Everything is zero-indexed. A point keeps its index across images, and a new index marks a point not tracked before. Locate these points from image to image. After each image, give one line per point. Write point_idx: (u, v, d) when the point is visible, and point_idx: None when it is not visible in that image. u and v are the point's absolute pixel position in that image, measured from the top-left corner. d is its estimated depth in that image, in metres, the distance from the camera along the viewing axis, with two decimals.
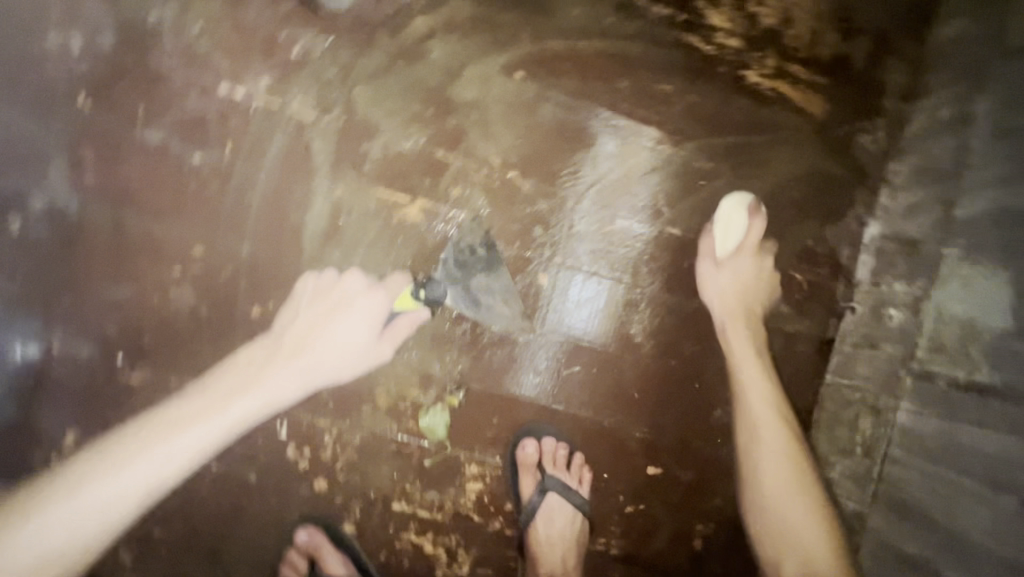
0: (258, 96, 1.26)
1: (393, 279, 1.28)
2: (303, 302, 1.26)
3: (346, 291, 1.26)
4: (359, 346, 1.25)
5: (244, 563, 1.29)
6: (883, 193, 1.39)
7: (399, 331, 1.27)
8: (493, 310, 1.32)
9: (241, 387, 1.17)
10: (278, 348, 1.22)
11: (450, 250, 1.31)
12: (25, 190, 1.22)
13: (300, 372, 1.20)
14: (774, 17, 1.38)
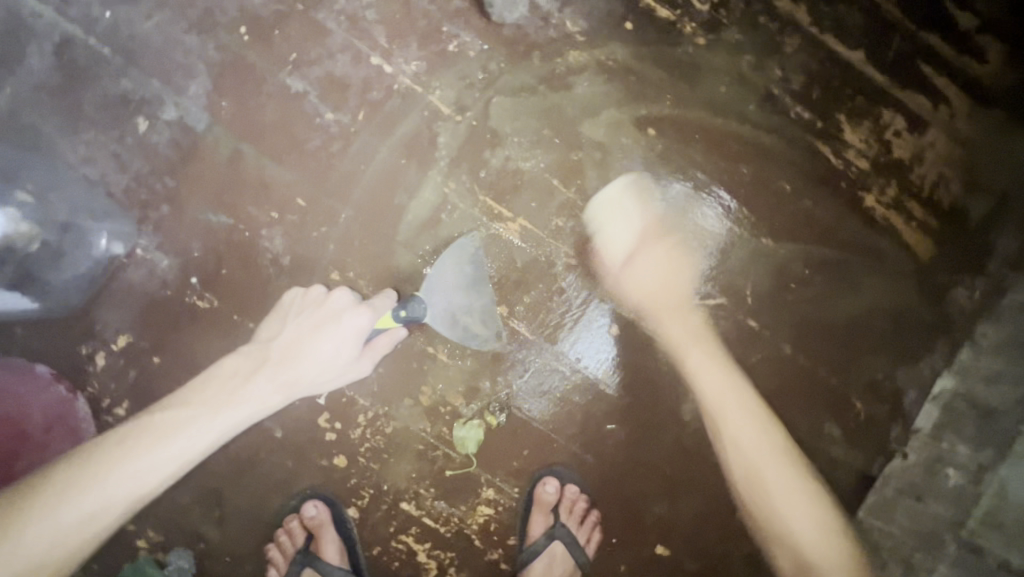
0: (403, 77, 1.29)
1: (380, 300, 1.21)
2: (292, 312, 1.24)
3: (333, 305, 1.22)
4: (340, 362, 1.20)
5: (241, 515, 1.27)
6: (965, 351, 1.37)
7: (378, 347, 1.21)
8: (469, 330, 1.28)
9: (227, 398, 1.16)
10: (262, 358, 1.20)
11: (433, 270, 1.27)
12: (163, 98, 1.26)
13: (282, 385, 1.19)
14: (907, 150, 1.38)
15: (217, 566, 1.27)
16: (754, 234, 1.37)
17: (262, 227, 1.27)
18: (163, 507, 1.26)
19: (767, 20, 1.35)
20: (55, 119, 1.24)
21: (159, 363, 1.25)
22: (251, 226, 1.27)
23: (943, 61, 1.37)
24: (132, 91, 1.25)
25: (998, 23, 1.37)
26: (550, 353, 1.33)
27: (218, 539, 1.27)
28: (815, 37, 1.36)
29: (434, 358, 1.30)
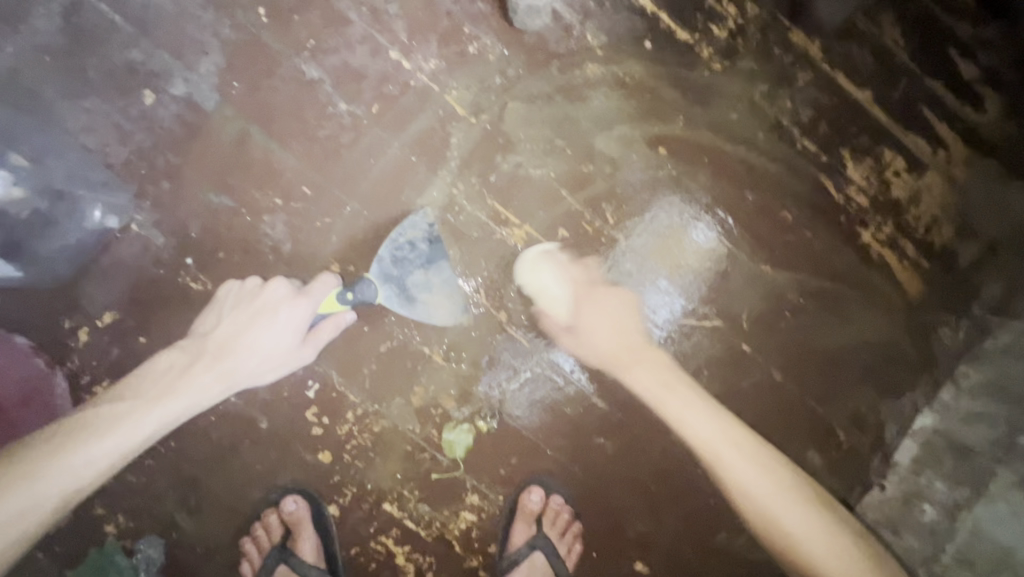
0: (421, 74, 1.29)
1: (317, 284, 1.23)
2: (228, 305, 1.23)
3: (269, 298, 1.23)
4: (281, 351, 1.23)
5: (217, 506, 1.24)
6: (946, 390, 1.40)
7: (323, 335, 1.23)
8: (428, 306, 1.27)
9: (162, 391, 1.20)
10: (199, 352, 1.22)
11: (385, 248, 1.25)
12: (172, 71, 1.23)
13: (222, 377, 1.22)
14: (904, 190, 1.42)
15: (187, 557, 1.23)
16: (753, 259, 1.39)
17: (264, 213, 1.25)
18: (135, 492, 1.22)
19: (781, 52, 1.38)
20: (55, 82, 1.20)
21: (144, 343, 1.21)
22: (252, 210, 1.24)
23: (945, 108, 1.41)
24: (140, 61, 1.22)
25: (1002, 75, 1.41)
26: (544, 362, 1.32)
27: (190, 529, 1.23)
28: (826, 73, 1.39)
29: (429, 359, 1.29)
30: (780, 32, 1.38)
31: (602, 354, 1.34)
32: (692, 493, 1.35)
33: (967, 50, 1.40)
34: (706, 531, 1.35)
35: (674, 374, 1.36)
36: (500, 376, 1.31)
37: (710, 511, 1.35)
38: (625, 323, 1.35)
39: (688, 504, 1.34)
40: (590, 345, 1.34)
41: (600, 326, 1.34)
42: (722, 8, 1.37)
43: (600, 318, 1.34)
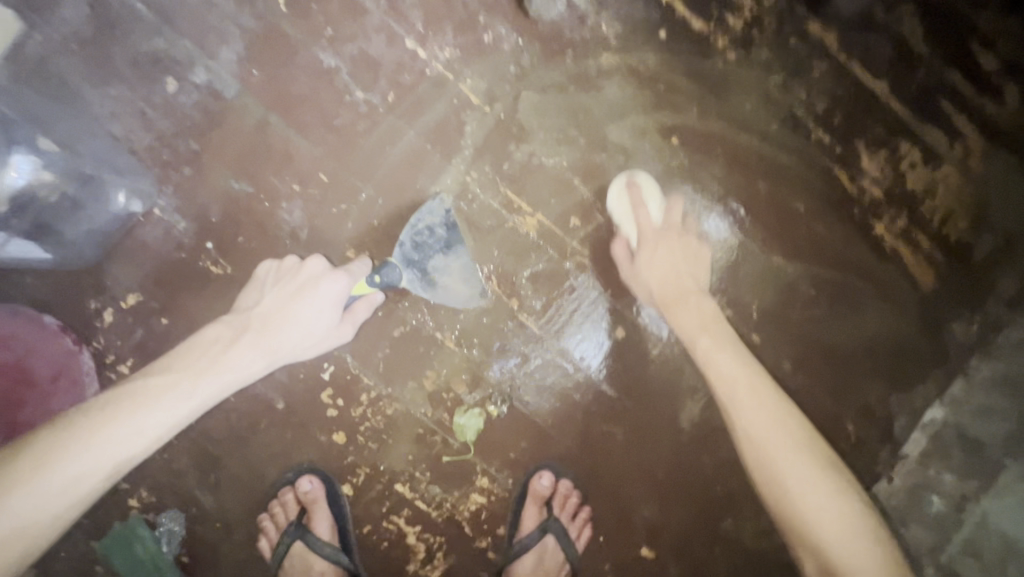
0: (436, 63, 1.30)
1: (356, 264, 1.22)
2: (268, 283, 1.21)
3: (310, 274, 1.20)
4: (321, 329, 1.18)
5: (235, 483, 1.28)
6: (957, 382, 1.39)
7: (358, 313, 1.22)
8: (449, 290, 1.28)
9: (208, 364, 1.10)
10: (244, 327, 1.15)
11: (406, 234, 1.27)
12: (194, 59, 1.25)
13: (266, 351, 1.15)
14: (919, 183, 1.41)
15: (207, 531, 1.27)
16: (766, 252, 1.40)
17: (282, 199, 1.27)
18: (158, 468, 1.26)
19: (797, 43, 1.38)
20: (83, 70, 1.24)
21: (166, 324, 1.25)
22: (271, 196, 1.27)
23: (963, 100, 1.40)
24: (164, 50, 1.25)
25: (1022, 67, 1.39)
26: (554, 349, 1.34)
27: (209, 505, 1.27)
28: (842, 64, 1.39)
29: (441, 344, 1.31)
30: (796, 22, 1.37)
31: (658, 287, 1.27)
32: (698, 484, 1.36)
33: (986, 41, 1.39)
34: (712, 521, 1.37)
35: (683, 364, 1.36)
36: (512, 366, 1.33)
37: (713, 499, 1.37)
38: (682, 265, 1.30)
39: (694, 494, 1.36)
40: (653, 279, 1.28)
41: (663, 262, 1.29)
42: None
43: (665, 253, 1.30)
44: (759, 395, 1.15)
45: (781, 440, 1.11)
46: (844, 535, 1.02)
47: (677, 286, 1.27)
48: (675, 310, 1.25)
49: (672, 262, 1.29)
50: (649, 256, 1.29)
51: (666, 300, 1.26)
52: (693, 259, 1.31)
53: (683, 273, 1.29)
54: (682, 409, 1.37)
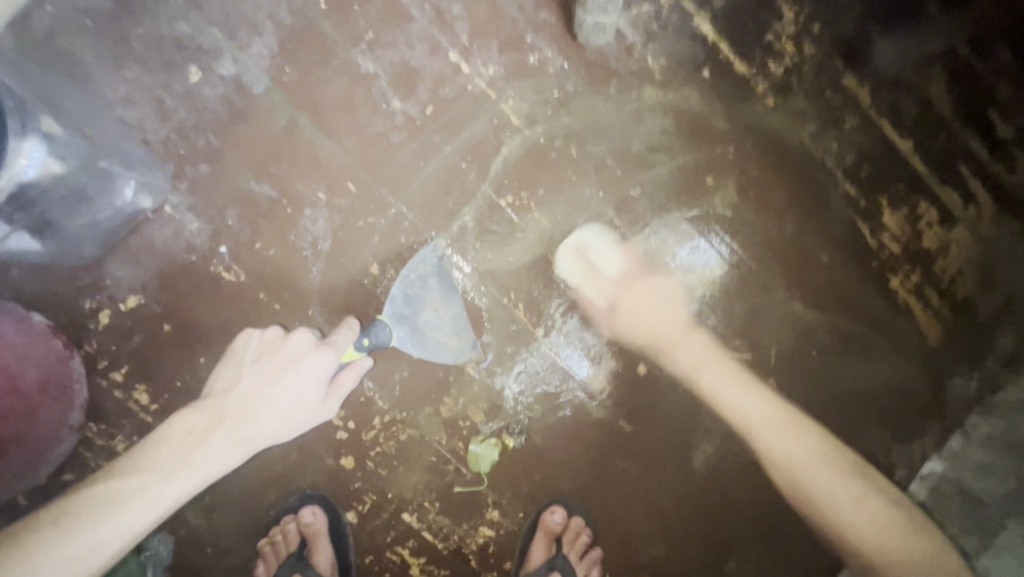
0: (478, 79, 1.26)
1: (340, 334, 1.14)
2: (247, 360, 1.13)
3: (292, 350, 1.12)
4: (304, 407, 1.11)
5: (232, 505, 1.21)
6: (955, 438, 1.42)
7: (345, 383, 1.14)
8: (441, 345, 1.22)
9: (175, 462, 1.03)
10: (218, 418, 1.08)
11: (397, 286, 1.21)
12: (222, 50, 1.18)
13: (242, 442, 1.08)
14: (934, 242, 1.43)
15: (196, 555, 1.20)
16: (787, 297, 1.40)
17: (306, 206, 1.21)
18: None
19: (832, 94, 1.39)
20: (97, 49, 1.15)
21: (168, 331, 1.17)
22: (294, 203, 1.20)
23: (980, 165, 1.44)
24: (190, 36, 1.17)
25: None
26: (574, 381, 1.31)
27: (201, 526, 1.20)
28: (872, 120, 1.41)
29: (461, 370, 1.26)
30: (833, 74, 1.39)
31: (634, 326, 1.32)
32: (706, 523, 1.33)
33: (1005, 111, 1.43)
34: (715, 560, 1.34)
35: (700, 405, 1.34)
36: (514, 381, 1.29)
37: (720, 539, 1.34)
38: (675, 264, 1.34)
39: (700, 533, 1.33)
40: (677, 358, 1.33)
41: (640, 306, 1.33)
42: (781, 44, 1.37)
43: (633, 301, 1.32)
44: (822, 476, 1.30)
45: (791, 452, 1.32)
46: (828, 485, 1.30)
47: (656, 330, 1.33)
48: (654, 351, 1.33)
49: (644, 305, 1.33)
50: (626, 303, 1.32)
51: (640, 342, 1.32)
52: (666, 295, 1.34)
53: (658, 311, 1.33)
54: (696, 449, 1.33)
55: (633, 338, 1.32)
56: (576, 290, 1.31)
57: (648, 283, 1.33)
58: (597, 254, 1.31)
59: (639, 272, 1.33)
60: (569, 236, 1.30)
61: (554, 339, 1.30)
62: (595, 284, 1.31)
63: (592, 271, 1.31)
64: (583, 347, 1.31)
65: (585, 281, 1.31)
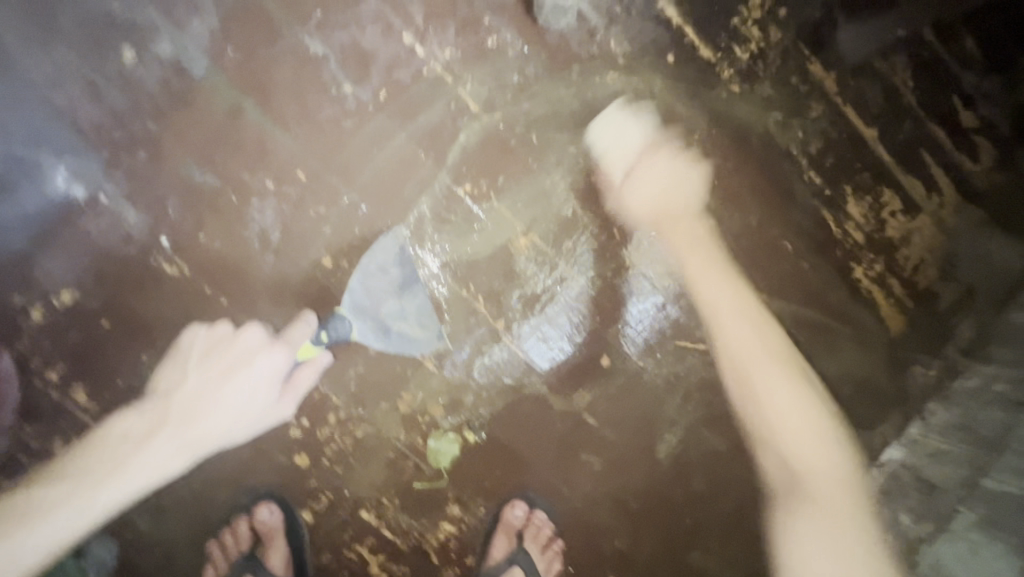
0: (434, 62, 1.21)
1: (294, 330, 1.14)
2: (191, 360, 1.12)
3: (242, 348, 1.13)
4: (256, 407, 1.13)
5: (181, 505, 1.17)
6: (913, 426, 1.45)
7: (300, 381, 1.15)
8: (406, 335, 1.21)
9: (112, 467, 1.05)
10: (161, 419, 1.09)
11: (356, 278, 1.18)
12: (158, 29, 1.11)
13: (186, 445, 1.09)
14: (897, 232, 1.43)
15: (143, 558, 1.16)
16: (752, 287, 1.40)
17: (253, 196, 1.15)
18: None
19: (798, 81, 1.37)
20: (19, 27, 1.07)
21: (106, 328, 1.11)
22: (240, 192, 1.15)
23: (943, 154, 1.43)
24: (121, 14, 1.10)
25: (997, 127, 1.44)
26: (536, 374, 1.29)
27: (148, 529, 1.16)
28: (837, 108, 1.39)
29: (420, 364, 1.23)
30: (799, 60, 1.37)
31: (647, 210, 1.31)
32: (669, 514, 1.32)
33: (969, 99, 1.42)
34: (679, 552, 1.33)
35: (664, 397, 1.32)
36: (477, 376, 1.26)
37: (684, 532, 1.33)
38: (674, 182, 1.32)
39: (664, 525, 1.32)
40: (726, 341, 1.27)
41: (655, 185, 1.31)
42: (747, 28, 1.34)
43: (654, 183, 1.31)
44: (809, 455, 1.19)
45: (795, 418, 1.20)
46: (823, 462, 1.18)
47: (671, 208, 1.31)
48: (668, 234, 1.31)
49: (661, 185, 1.31)
50: (637, 185, 1.30)
51: (657, 219, 1.31)
52: (683, 173, 1.34)
53: (681, 192, 1.33)
54: (659, 440, 1.32)
55: (645, 219, 1.31)
56: (600, 165, 1.29)
57: (669, 160, 1.33)
58: (615, 131, 1.29)
59: (657, 149, 1.32)
60: (590, 126, 1.28)
61: (516, 330, 1.27)
62: (619, 154, 1.29)
63: (603, 163, 1.29)
64: (546, 339, 1.29)
65: (609, 150, 1.29)
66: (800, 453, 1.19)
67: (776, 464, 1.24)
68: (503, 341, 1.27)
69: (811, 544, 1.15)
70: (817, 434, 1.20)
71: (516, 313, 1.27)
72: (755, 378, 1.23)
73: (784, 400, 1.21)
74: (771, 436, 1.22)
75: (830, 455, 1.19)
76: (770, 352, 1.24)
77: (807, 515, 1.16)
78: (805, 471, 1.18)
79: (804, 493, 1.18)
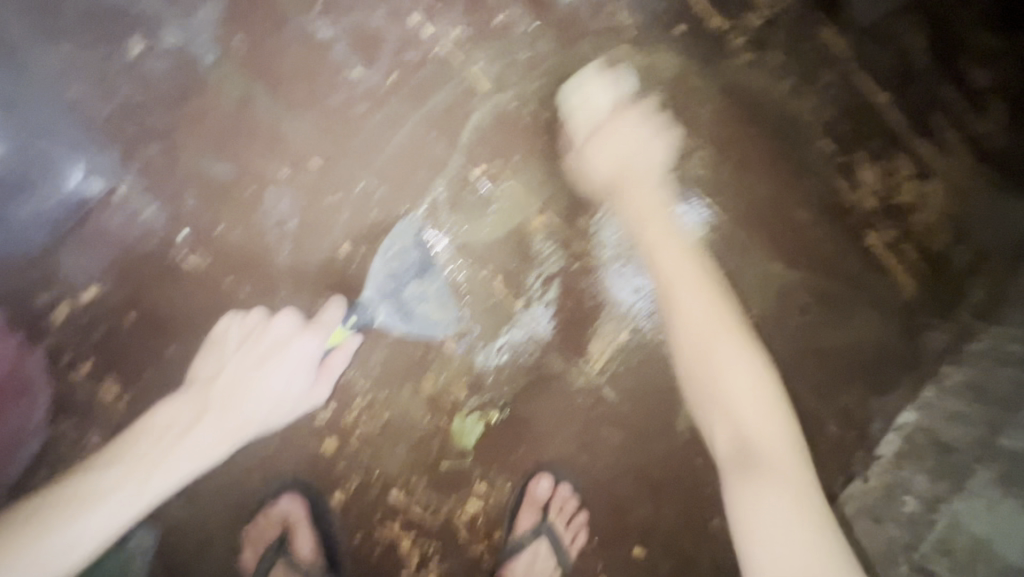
0: (443, 43, 1.20)
1: (327, 314, 1.12)
2: (228, 348, 1.12)
3: (276, 335, 1.12)
4: (294, 392, 1.12)
5: (215, 492, 1.20)
6: (929, 388, 1.45)
7: (333, 366, 1.15)
8: (428, 318, 1.20)
9: (160, 455, 1.03)
10: (203, 407, 1.08)
11: (378, 260, 1.16)
12: (166, 19, 1.10)
13: (231, 429, 1.08)
14: (909, 196, 1.43)
15: (181, 545, 1.19)
16: (765, 257, 1.40)
17: (269, 185, 1.15)
18: None
19: (809, 48, 1.36)
20: (27, 23, 1.07)
21: (132, 322, 1.12)
22: (255, 182, 1.15)
23: (954, 116, 1.42)
24: (129, 6, 1.09)
25: (1010, 86, 1.42)
26: (555, 352, 1.30)
27: (185, 516, 1.19)
28: (848, 73, 1.38)
29: (441, 346, 1.25)
30: (809, 26, 1.35)
31: (606, 169, 1.25)
32: (691, 483, 1.35)
33: (981, 58, 1.41)
34: (702, 521, 1.35)
35: None
36: (496, 353, 1.27)
37: (707, 500, 1.35)
38: (637, 148, 1.27)
39: (686, 493, 1.35)
40: (682, 319, 1.17)
41: (615, 147, 1.25)
42: None
43: (608, 142, 1.25)
44: (759, 418, 1.07)
45: (727, 352, 1.13)
46: (772, 421, 1.08)
47: (623, 174, 1.26)
48: (625, 193, 1.26)
49: (622, 149, 1.26)
50: (603, 146, 1.25)
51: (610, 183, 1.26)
52: (642, 139, 1.28)
53: (637, 151, 1.27)
54: (679, 412, 1.34)
55: (605, 176, 1.26)
56: (563, 123, 1.26)
57: (627, 109, 1.27)
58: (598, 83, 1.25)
59: (619, 113, 1.27)
60: (564, 85, 1.25)
61: (534, 308, 1.28)
62: (586, 114, 1.25)
63: (564, 126, 1.26)
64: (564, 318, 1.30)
65: (578, 109, 1.25)
66: (764, 414, 1.08)
67: (730, 438, 1.09)
68: (522, 319, 1.28)
69: (771, 510, 1.01)
70: (764, 404, 1.08)
71: (533, 292, 1.28)
72: (722, 364, 1.11)
73: (732, 378, 1.10)
74: (729, 405, 1.10)
75: (775, 422, 1.08)
76: (726, 325, 1.15)
77: (765, 493, 1.02)
78: (756, 441, 1.06)
79: (756, 464, 1.05)
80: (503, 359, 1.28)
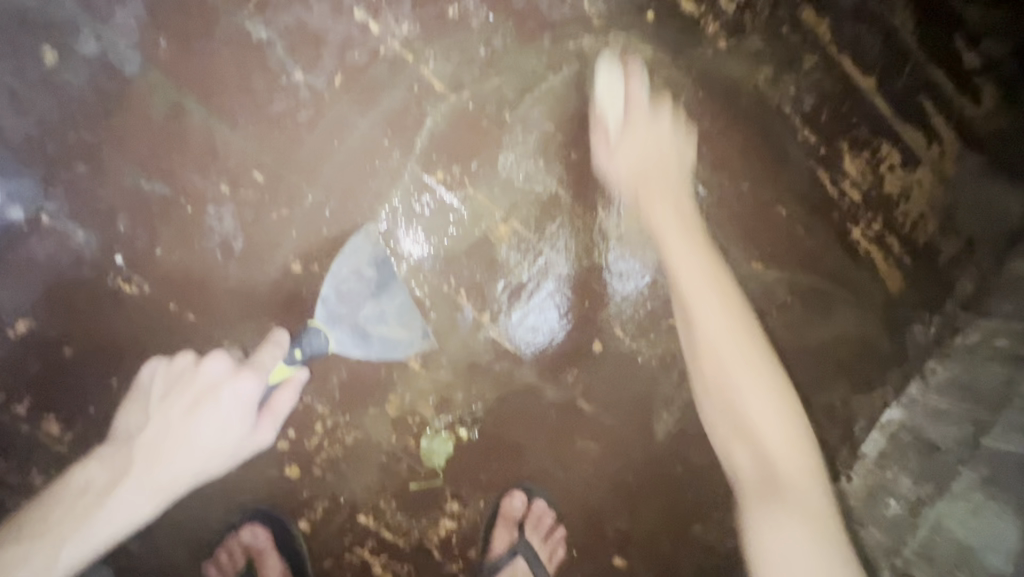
0: (392, 40, 1.10)
1: (265, 354, 0.98)
2: (156, 399, 0.98)
3: (205, 380, 0.95)
4: (228, 441, 0.95)
5: (174, 524, 1.16)
6: (914, 384, 1.40)
7: (280, 407, 0.98)
8: (389, 339, 1.12)
9: (74, 522, 0.90)
10: (126, 465, 0.94)
11: (326, 285, 1.09)
12: (80, 24, 1.00)
13: (160, 486, 0.93)
14: (896, 187, 1.36)
15: None
16: (746, 256, 1.34)
17: (209, 203, 1.07)
18: None
19: (790, 31, 1.27)
20: None
21: (70, 355, 1.06)
22: (193, 200, 1.07)
23: (945, 101, 1.34)
24: (36, 10, 0.99)
25: (1001, 65, 1.34)
26: (527, 366, 1.24)
27: (144, 551, 1.15)
28: (833, 58, 1.29)
29: (405, 366, 1.19)
30: (791, 8, 1.26)
31: (638, 294, 1.25)
32: (673, 492, 1.30)
33: (972, 38, 1.32)
34: (681, 527, 1.31)
35: (659, 376, 1.28)
36: (465, 369, 1.22)
37: (690, 504, 1.31)
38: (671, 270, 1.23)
39: (670, 500, 1.31)
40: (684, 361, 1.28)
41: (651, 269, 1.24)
42: None
43: (643, 268, 1.24)
44: None
45: None
46: None
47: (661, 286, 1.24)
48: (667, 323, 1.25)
49: (654, 273, 1.23)
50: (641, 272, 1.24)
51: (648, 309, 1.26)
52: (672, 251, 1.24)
53: (662, 152, 1.17)
54: (658, 421, 1.29)
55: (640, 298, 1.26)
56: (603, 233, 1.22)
57: (656, 244, 1.23)
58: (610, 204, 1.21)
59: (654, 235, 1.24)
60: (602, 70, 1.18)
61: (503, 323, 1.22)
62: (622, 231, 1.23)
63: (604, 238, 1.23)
64: (536, 330, 1.24)
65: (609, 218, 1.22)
66: None
67: None
68: (491, 332, 1.22)
69: None
70: None
71: (495, 304, 1.21)
72: None
73: None
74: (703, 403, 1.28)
75: None
76: None
77: None
78: None
79: None
80: (471, 376, 1.22)
